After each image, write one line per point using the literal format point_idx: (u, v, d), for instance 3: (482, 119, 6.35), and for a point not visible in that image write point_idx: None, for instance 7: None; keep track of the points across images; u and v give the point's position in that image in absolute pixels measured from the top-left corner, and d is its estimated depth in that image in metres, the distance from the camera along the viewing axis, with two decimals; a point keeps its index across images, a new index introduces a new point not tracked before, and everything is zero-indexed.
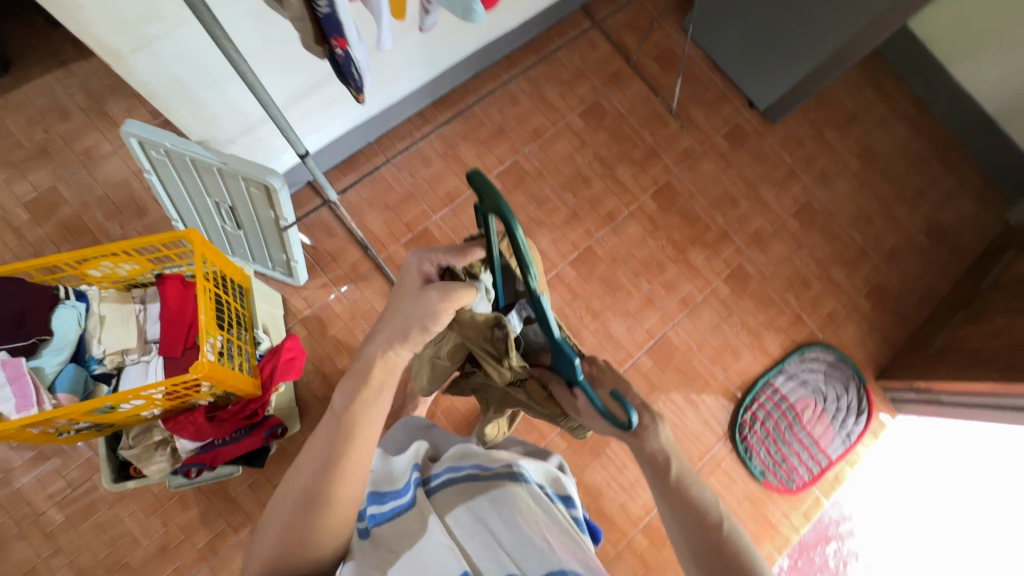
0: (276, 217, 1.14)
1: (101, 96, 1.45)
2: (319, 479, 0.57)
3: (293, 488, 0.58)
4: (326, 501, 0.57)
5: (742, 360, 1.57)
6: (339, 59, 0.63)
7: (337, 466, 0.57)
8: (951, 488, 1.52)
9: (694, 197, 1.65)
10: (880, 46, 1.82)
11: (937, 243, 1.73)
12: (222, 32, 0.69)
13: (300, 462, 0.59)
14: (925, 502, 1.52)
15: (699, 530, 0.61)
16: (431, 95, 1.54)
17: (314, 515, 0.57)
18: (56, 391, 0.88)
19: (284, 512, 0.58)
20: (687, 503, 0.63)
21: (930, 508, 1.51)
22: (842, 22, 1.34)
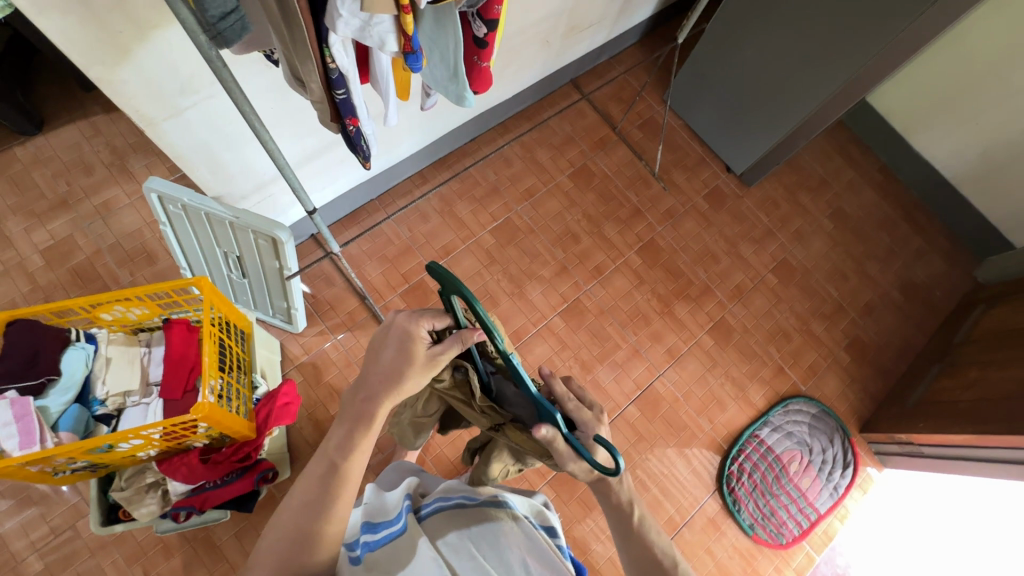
0: (281, 266, 1.21)
1: (124, 154, 1.56)
2: (309, 517, 0.62)
3: (283, 531, 0.61)
4: (317, 538, 0.62)
5: (728, 411, 1.60)
6: (349, 135, 0.74)
7: (328, 504, 0.63)
8: (940, 548, 1.51)
9: (678, 253, 1.75)
10: (845, 118, 1.98)
11: (910, 299, 1.82)
12: (250, 110, 0.78)
13: (289, 503, 0.63)
14: (915, 558, 1.50)
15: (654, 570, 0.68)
16: (431, 157, 1.66)
17: (305, 551, 0.61)
18: (59, 429, 0.91)
19: (272, 552, 0.61)
20: (644, 549, 0.69)
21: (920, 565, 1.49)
22: (806, 97, 1.49)
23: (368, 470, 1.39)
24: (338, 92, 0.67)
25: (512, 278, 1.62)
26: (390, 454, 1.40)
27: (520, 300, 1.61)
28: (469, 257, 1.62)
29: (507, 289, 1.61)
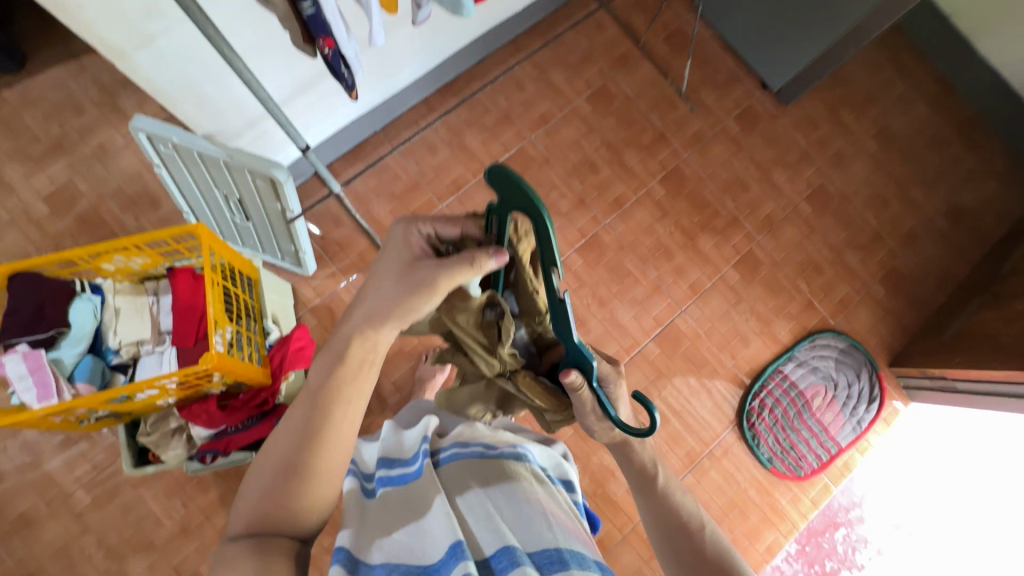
0: (282, 208, 1.15)
1: (113, 91, 1.48)
2: (298, 448, 0.59)
3: (272, 457, 0.60)
4: (307, 470, 0.59)
5: (751, 347, 1.55)
6: (327, 56, 0.68)
7: (315, 436, 0.59)
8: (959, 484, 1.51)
9: (704, 181, 1.63)
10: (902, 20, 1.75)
11: (957, 226, 1.68)
12: (215, 32, 0.72)
13: (281, 432, 0.61)
14: (935, 493, 1.50)
15: (681, 529, 0.67)
16: (436, 82, 1.53)
17: (296, 483, 0.59)
18: (75, 380, 0.92)
19: (262, 482, 0.59)
20: (667, 509, 0.69)
21: (939, 498, 1.50)
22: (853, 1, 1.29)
23: (388, 410, 1.41)
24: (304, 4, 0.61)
25: None
26: (409, 393, 1.41)
27: None
28: (481, 193, 1.53)
29: None
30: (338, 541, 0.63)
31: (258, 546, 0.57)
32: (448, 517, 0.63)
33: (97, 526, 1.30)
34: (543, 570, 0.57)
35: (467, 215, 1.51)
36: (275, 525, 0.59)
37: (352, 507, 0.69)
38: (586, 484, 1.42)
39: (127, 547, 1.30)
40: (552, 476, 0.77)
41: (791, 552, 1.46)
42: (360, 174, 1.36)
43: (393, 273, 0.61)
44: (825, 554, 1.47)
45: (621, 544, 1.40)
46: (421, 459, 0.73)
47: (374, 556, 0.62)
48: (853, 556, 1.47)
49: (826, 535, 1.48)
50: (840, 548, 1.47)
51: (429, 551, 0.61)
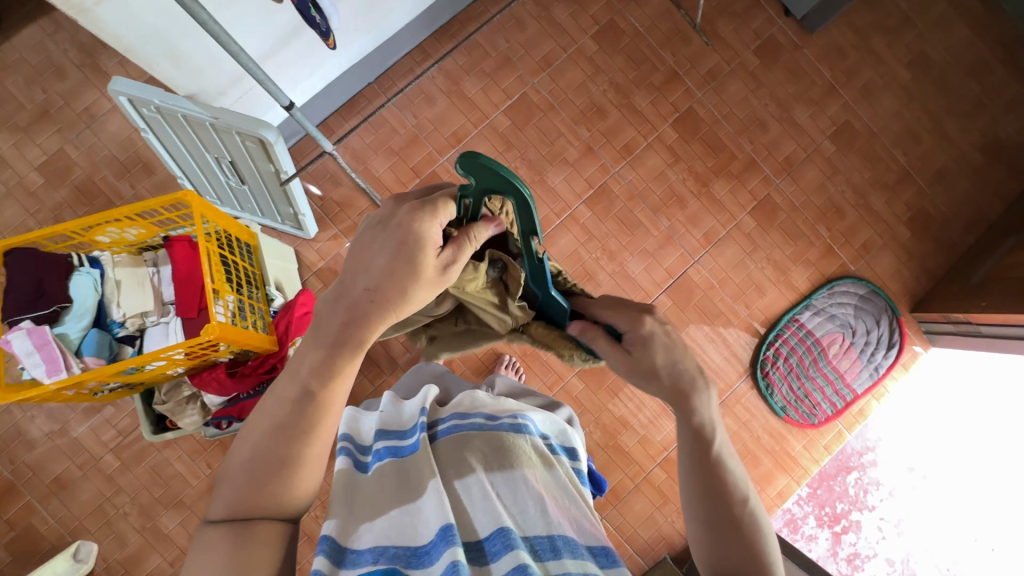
0: (276, 170, 1.11)
1: (94, 51, 1.41)
2: (283, 441, 0.59)
3: (256, 450, 0.59)
4: (292, 462, 0.59)
5: (767, 296, 1.51)
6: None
7: (305, 431, 0.59)
8: (983, 431, 1.48)
9: (719, 122, 1.53)
10: None
11: (992, 161, 1.58)
12: None
13: (260, 421, 0.60)
14: (958, 436, 1.49)
15: (726, 504, 0.65)
16: (431, 25, 1.43)
17: (278, 474, 0.59)
18: (83, 355, 0.92)
19: (247, 471, 0.59)
20: (718, 479, 0.66)
21: (961, 441, 1.49)
22: None
23: (398, 370, 1.41)
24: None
25: (532, 165, 1.47)
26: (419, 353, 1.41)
27: (542, 189, 1.47)
28: (483, 144, 1.46)
29: (526, 178, 1.47)
30: (323, 530, 0.61)
31: (237, 536, 0.58)
32: (440, 501, 0.62)
33: (129, 486, 1.36)
34: (537, 556, 0.60)
35: None
36: (259, 512, 0.59)
37: (342, 488, 0.67)
38: (598, 436, 1.44)
39: (159, 505, 1.36)
40: (556, 444, 0.77)
41: (802, 496, 1.48)
42: (355, 129, 1.26)
43: (402, 273, 0.57)
44: (836, 496, 1.48)
45: (633, 492, 1.43)
46: (417, 433, 0.73)
47: (362, 541, 0.61)
48: (864, 498, 1.48)
49: (838, 479, 1.49)
50: (851, 491, 1.48)
51: (420, 533, 0.61)
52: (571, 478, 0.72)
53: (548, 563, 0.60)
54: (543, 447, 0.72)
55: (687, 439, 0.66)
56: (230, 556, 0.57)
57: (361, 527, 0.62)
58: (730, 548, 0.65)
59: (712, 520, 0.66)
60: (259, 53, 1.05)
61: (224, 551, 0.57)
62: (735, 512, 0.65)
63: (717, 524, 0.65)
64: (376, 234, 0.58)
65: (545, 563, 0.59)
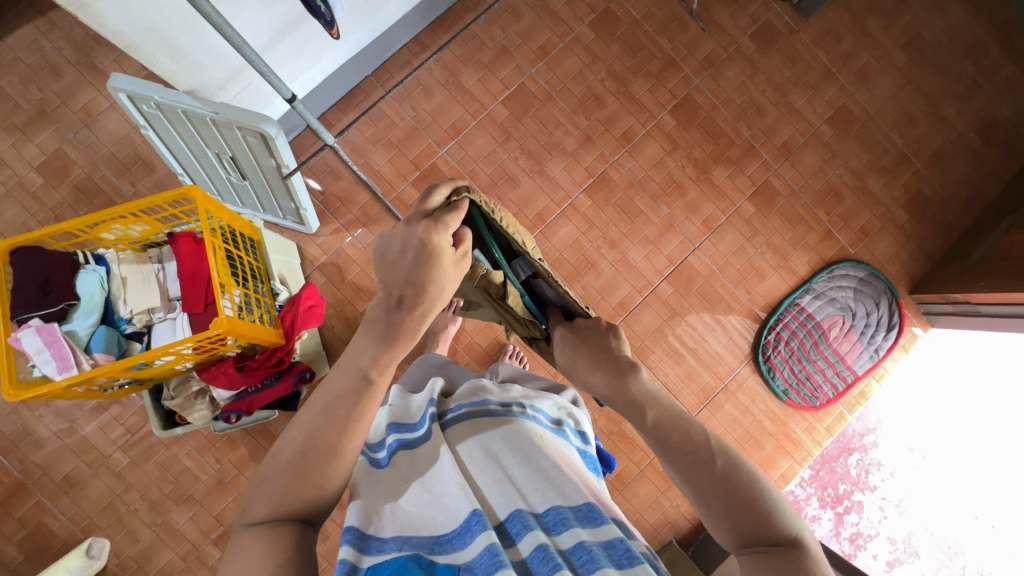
0: (277, 164, 1.11)
1: (89, 49, 1.40)
2: (328, 433, 0.57)
3: (298, 439, 0.58)
4: (333, 456, 0.58)
5: (767, 281, 1.52)
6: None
7: (352, 423, 0.58)
8: (965, 404, 1.51)
9: (717, 109, 1.53)
10: None
11: (989, 142, 1.58)
12: None
13: (309, 412, 0.59)
14: (946, 415, 1.51)
15: (700, 469, 0.58)
16: (427, 15, 1.42)
17: (320, 469, 0.57)
18: (92, 351, 0.93)
19: (288, 461, 0.57)
20: (678, 447, 0.60)
21: (950, 418, 1.51)
22: None
23: (404, 362, 1.42)
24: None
25: (532, 156, 1.48)
26: (423, 344, 1.42)
27: (542, 178, 1.48)
28: (482, 135, 1.47)
29: (525, 168, 1.47)
30: (346, 521, 0.62)
31: (273, 536, 0.56)
32: (464, 491, 0.63)
33: (138, 483, 1.37)
34: (549, 531, 0.58)
35: (469, 161, 1.46)
36: (296, 505, 0.58)
37: (361, 484, 0.69)
38: (602, 423, 1.45)
39: (169, 500, 1.37)
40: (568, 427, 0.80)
41: (804, 477, 1.50)
42: (355, 122, 1.27)
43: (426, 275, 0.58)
44: (839, 477, 1.50)
45: (638, 477, 1.44)
46: (427, 421, 0.75)
47: (384, 531, 0.62)
48: (867, 478, 1.50)
49: (840, 460, 1.51)
50: (853, 472, 1.50)
51: (441, 523, 0.62)
52: (581, 463, 0.74)
53: (560, 536, 0.57)
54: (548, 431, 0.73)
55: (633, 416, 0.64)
56: (263, 558, 0.54)
57: (379, 516, 0.64)
58: (738, 517, 0.56)
59: (694, 493, 0.58)
60: (258, 47, 1.05)
61: (258, 555, 0.54)
62: (715, 470, 0.58)
63: (702, 491, 0.58)
64: (394, 240, 0.59)
65: (557, 538, 0.57)
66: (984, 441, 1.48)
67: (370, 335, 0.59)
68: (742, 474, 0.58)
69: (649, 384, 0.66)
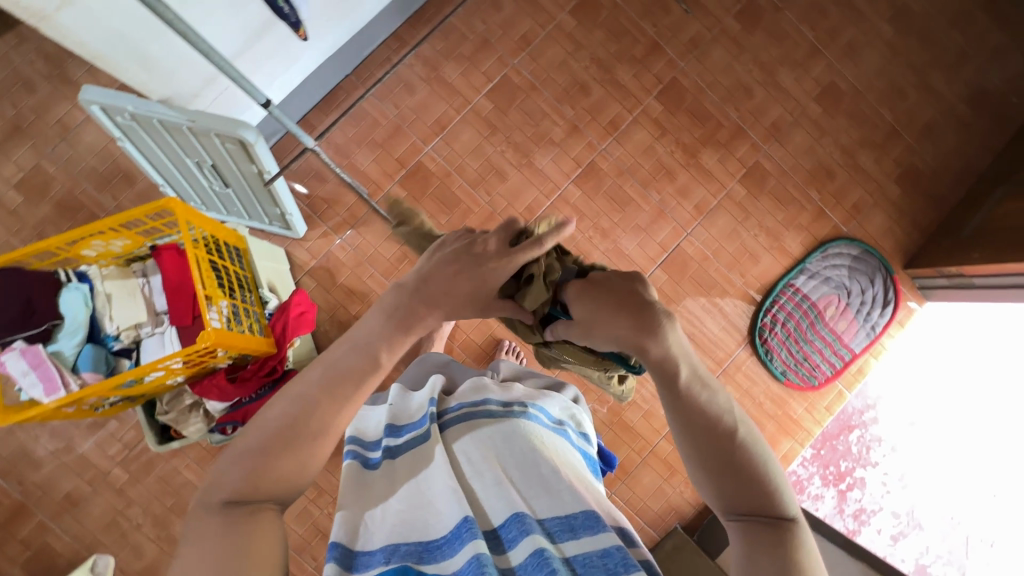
0: (259, 171, 1.09)
1: (61, 61, 1.37)
2: (321, 410, 0.58)
3: (284, 418, 0.57)
4: (320, 434, 0.58)
5: (761, 264, 1.51)
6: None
7: (345, 404, 0.59)
8: (968, 376, 1.51)
9: (704, 92, 1.51)
10: None
11: (979, 112, 1.57)
12: None
13: (303, 388, 0.59)
14: (949, 385, 1.51)
15: (712, 438, 0.60)
16: (404, 10, 1.39)
17: (304, 444, 0.57)
18: (80, 370, 0.91)
19: (271, 439, 0.57)
20: (694, 410, 0.60)
21: (953, 388, 1.51)
22: None
23: (400, 362, 1.41)
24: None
25: (519, 149, 1.46)
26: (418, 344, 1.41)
27: (530, 171, 1.46)
28: (467, 130, 1.44)
29: (513, 161, 1.45)
30: (332, 536, 0.60)
31: (242, 520, 0.54)
32: (457, 497, 0.62)
33: (140, 498, 1.36)
34: (553, 537, 0.58)
35: (455, 156, 1.44)
36: (273, 487, 0.56)
37: (352, 484, 0.68)
38: (601, 414, 1.45)
39: (171, 514, 1.37)
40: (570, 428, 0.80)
41: (806, 457, 1.51)
42: (336, 123, 1.24)
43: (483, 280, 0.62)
44: (840, 455, 1.51)
45: (640, 466, 1.44)
46: (427, 421, 0.75)
47: (372, 542, 0.60)
48: (867, 455, 1.50)
49: (840, 438, 1.52)
50: (854, 449, 1.51)
51: (432, 528, 0.61)
52: (577, 461, 0.73)
53: (565, 544, 0.57)
54: (547, 431, 0.72)
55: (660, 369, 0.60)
56: (225, 545, 0.52)
57: (366, 523, 0.62)
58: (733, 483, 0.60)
59: (703, 461, 0.61)
60: (232, 52, 1.02)
61: (229, 536, 0.52)
62: (730, 444, 0.60)
63: (710, 458, 0.60)
64: (445, 250, 0.64)
65: (561, 545, 0.57)
66: (985, 410, 1.48)
67: (383, 317, 0.62)
68: (748, 446, 0.61)
69: (677, 340, 0.60)
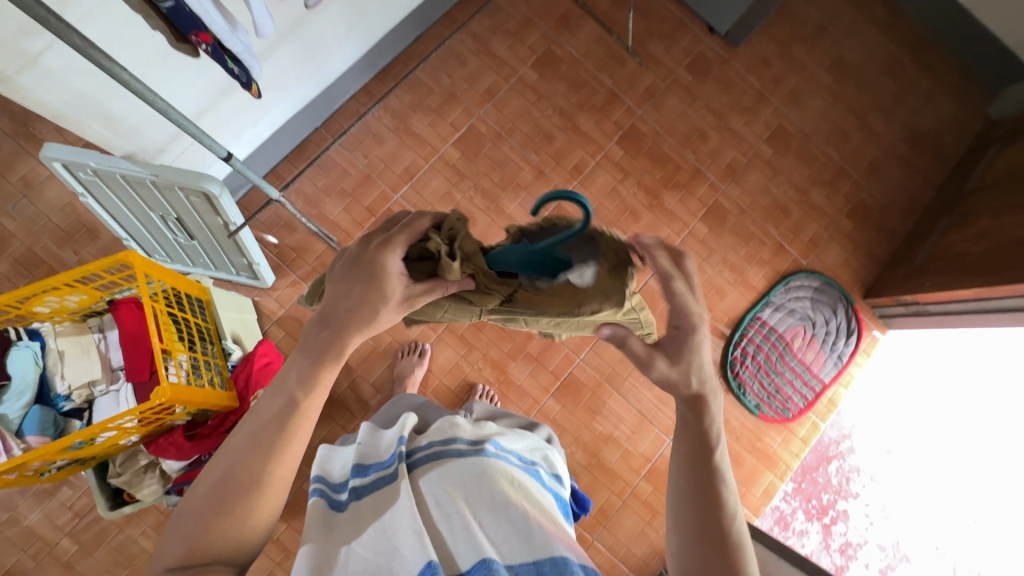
0: (224, 222, 1.09)
1: (27, 119, 1.37)
2: (251, 463, 0.57)
3: (217, 471, 0.58)
4: (254, 485, 0.57)
5: (728, 299, 1.55)
6: (206, 51, 0.63)
7: (276, 453, 0.58)
8: (954, 412, 1.52)
9: (662, 137, 1.59)
10: None
11: (917, 150, 1.68)
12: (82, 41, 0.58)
13: (236, 440, 0.59)
14: (932, 419, 1.53)
15: (707, 514, 0.62)
16: (373, 66, 1.45)
17: (241, 503, 0.57)
18: (24, 434, 0.87)
19: (207, 496, 0.57)
20: (707, 479, 0.63)
21: (936, 422, 1.52)
22: None
23: (371, 411, 1.38)
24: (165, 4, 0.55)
25: (487, 194, 1.49)
26: (390, 392, 1.39)
27: (498, 215, 1.49)
28: (436, 177, 1.48)
29: (481, 206, 1.49)
30: None
31: None
32: (420, 540, 0.59)
33: (90, 571, 1.27)
34: None
35: (425, 203, 1.47)
36: (213, 550, 0.56)
37: (316, 527, 0.65)
38: (579, 456, 1.42)
39: None
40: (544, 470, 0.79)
41: (788, 492, 1.49)
42: (303, 173, 1.27)
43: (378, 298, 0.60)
44: (820, 488, 1.50)
45: (621, 509, 1.41)
46: (394, 461, 0.72)
47: None
48: (847, 486, 1.50)
49: (820, 469, 1.51)
50: (834, 481, 1.50)
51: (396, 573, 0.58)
52: (548, 500, 0.72)
53: None
54: (516, 471, 0.71)
55: (688, 429, 0.64)
56: None
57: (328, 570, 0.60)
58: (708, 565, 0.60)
59: (690, 535, 0.62)
60: (198, 109, 1.05)
61: None
62: (722, 525, 0.61)
63: (696, 533, 0.62)
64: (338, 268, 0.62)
65: None
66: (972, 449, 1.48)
67: (303, 356, 0.60)
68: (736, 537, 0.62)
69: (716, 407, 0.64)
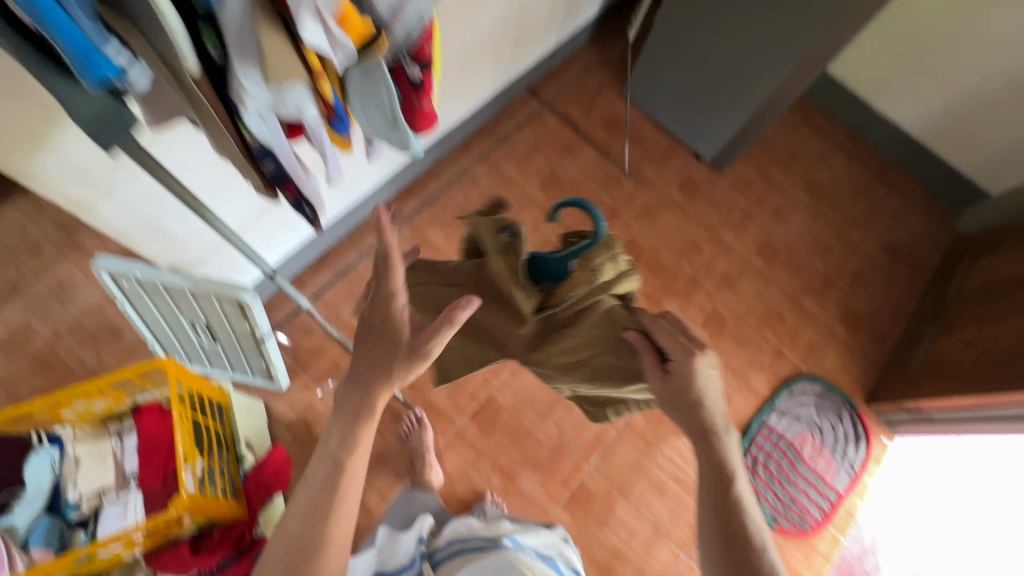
0: (251, 328, 1.15)
1: (74, 229, 1.48)
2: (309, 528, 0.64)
3: (281, 541, 0.64)
4: (316, 548, 0.64)
5: (733, 403, 1.57)
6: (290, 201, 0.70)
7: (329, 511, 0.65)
8: (976, 529, 1.47)
9: (659, 248, 1.72)
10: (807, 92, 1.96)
11: (896, 261, 1.81)
12: (172, 179, 0.71)
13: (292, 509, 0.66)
14: (954, 535, 1.47)
15: (748, 556, 0.67)
16: (396, 186, 1.60)
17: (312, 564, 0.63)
18: (29, 547, 0.85)
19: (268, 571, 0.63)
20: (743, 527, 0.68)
21: (958, 540, 1.47)
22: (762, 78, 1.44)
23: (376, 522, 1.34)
24: (269, 169, 0.64)
25: None
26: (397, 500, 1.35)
27: None
28: None
29: None
30: None
31: None
32: None
33: None
34: None
35: None
36: None
37: None
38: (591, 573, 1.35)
39: None
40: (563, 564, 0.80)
41: None
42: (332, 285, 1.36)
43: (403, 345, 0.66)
44: None
45: None
46: (415, 561, 0.76)
47: None
48: None
49: None
50: None
51: None
52: None
53: None
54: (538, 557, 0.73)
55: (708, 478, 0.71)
56: None
57: None
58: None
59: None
60: (240, 226, 1.15)
61: None
62: (766, 563, 0.67)
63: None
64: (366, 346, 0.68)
65: None
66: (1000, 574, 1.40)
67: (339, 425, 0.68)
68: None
69: (732, 447, 0.72)
